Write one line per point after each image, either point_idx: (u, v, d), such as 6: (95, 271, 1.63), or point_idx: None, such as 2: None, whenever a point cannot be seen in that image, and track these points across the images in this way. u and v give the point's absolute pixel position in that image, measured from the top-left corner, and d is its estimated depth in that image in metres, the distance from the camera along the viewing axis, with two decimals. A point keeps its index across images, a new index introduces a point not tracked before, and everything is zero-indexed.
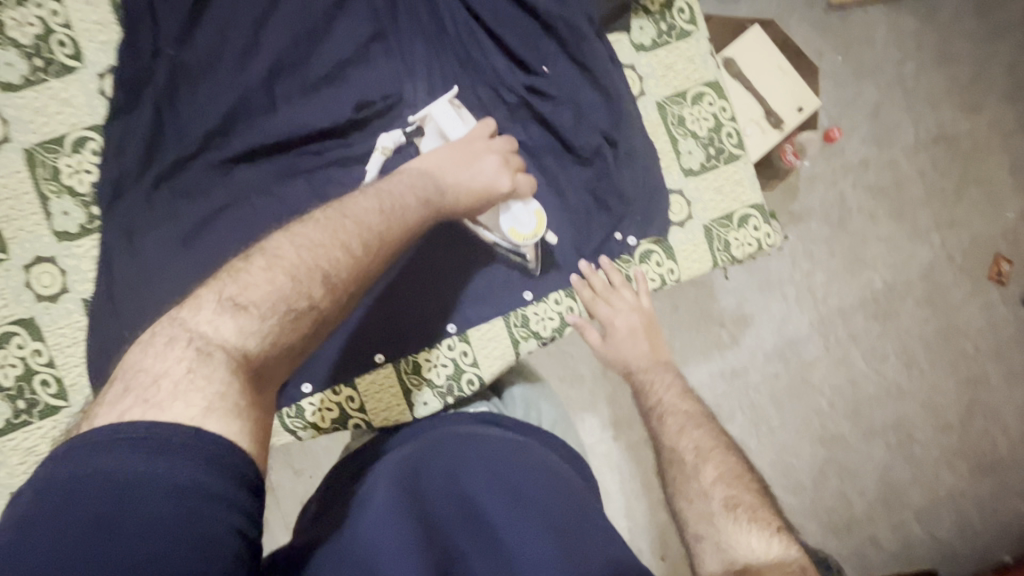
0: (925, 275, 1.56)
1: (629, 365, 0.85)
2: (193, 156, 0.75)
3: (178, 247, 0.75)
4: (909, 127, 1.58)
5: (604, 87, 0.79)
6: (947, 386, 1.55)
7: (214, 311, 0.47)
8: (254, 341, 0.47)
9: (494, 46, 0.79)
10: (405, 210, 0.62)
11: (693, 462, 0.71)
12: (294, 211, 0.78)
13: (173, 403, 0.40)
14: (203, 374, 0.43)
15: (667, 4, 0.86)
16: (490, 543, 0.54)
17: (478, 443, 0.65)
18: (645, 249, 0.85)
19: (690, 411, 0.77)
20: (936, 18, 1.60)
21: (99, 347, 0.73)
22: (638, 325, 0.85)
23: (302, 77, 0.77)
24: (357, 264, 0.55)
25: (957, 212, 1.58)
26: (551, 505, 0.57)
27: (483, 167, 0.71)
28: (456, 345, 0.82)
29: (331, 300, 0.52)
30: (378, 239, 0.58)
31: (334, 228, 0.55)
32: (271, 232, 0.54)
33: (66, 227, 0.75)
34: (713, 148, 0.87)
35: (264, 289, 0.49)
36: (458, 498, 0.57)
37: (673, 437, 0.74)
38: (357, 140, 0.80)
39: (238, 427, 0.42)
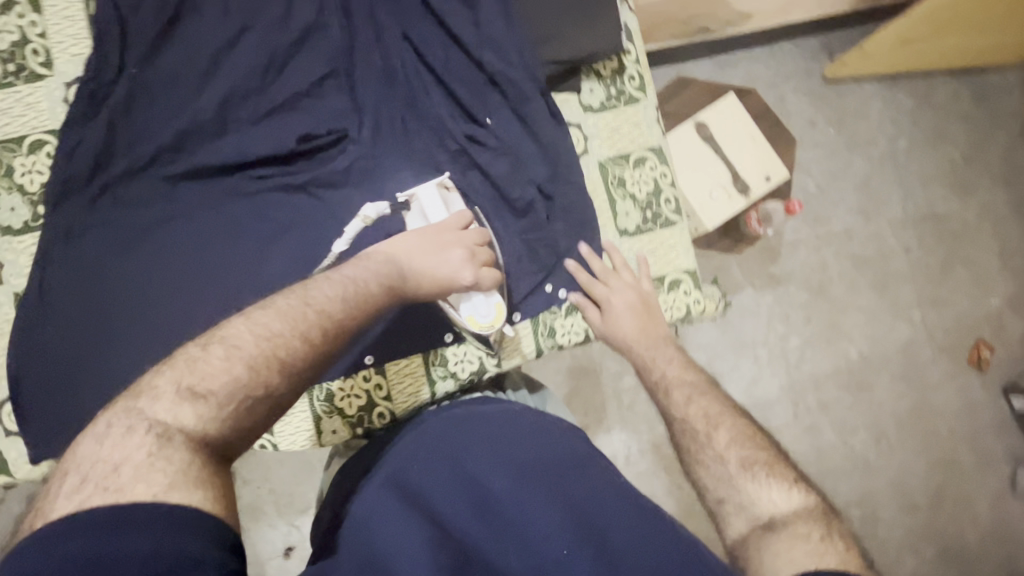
0: (902, 352, 1.54)
1: (630, 343, 0.82)
2: (143, 168, 0.79)
3: (114, 254, 0.78)
4: (897, 204, 1.59)
5: (543, 144, 0.83)
6: (919, 468, 1.50)
7: (173, 401, 0.48)
8: (213, 426, 0.49)
9: (442, 94, 0.83)
10: (365, 300, 0.63)
11: (705, 429, 0.69)
12: (234, 226, 0.82)
13: (134, 486, 0.42)
14: (163, 457, 0.45)
15: (619, 70, 0.90)
16: (504, 519, 0.56)
17: (479, 424, 0.64)
18: (573, 304, 0.87)
19: (695, 381, 0.75)
20: (931, 101, 1.63)
21: (24, 339, 0.76)
22: (638, 304, 0.83)
23: (257, 105, 0.81)
24: (314, 353, 0.57)
25: (940, 292, 1.57)
26: (557, 474, 0.60)
27: (451, 258, 0.72)
28: (372, 376, 0.82)
29: (290, 386, 0.54)
30: (338, 327, 0.60)
31: (294, 317, 0.57)
32: (229, 317, 0.55)
33: (11, 222, 0.78)
34: (651, 212, 0.89)
35: (222, 377, 0.51)
36: (466, 485, 0.59)
37: (682, 408, 0.72)
38: (301, 168, 0.83)
39: (201, 496, 0.44)
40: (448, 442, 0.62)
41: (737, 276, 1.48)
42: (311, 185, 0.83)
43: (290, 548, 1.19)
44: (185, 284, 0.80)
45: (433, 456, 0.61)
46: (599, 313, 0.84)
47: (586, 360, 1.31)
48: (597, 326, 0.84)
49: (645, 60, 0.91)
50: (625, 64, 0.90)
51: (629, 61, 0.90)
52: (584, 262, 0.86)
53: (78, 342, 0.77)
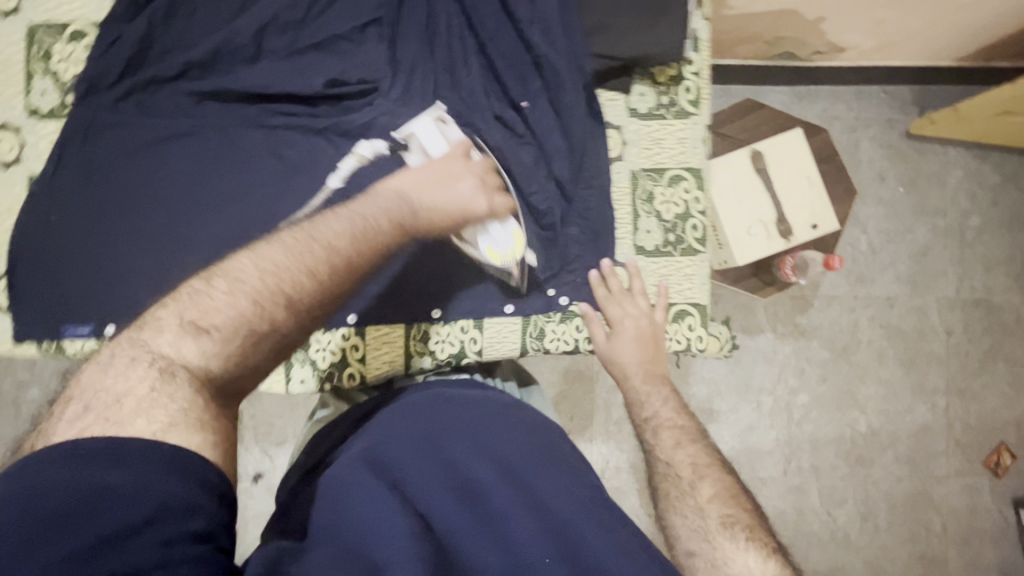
0: (914, 436, 1.45)
1: (627, 370, 0.78)
2: (169, 80, 0.78)
3: (128, 157, 0.78)
4: (950, 281, 1.47)
5: (575, 145, 0.79)
6: (900, 556, 1.41)
7: (176, 334, 0.46)
8: (217, 362, 0.46)
9: (482, 68, 0.79)
10: (374, 236, 0.59)
11: (689, 478, 0.66)
12: (248, 156, 0.80)
13: (135, 421, 0.41)
14: (166, 393, 0.43)
15: (675, 79, 0.83)
16: (483, 515, 0.53)
17: (466, 412, 0.62)
18: (570, 311, 0.83)
19: (686, 426, 0.72)
20: (1019, 181, 1.49)
21: (31, 224, 0.77)
22: (648, 335, 0.80)
23: (295, 38, 0.79)
24: (323, 290, 0.53)
25: (972, 384, 1.47)
26: (540, 479, 0.56)
27: (463, 188, 0.69)
28: (351, 336, 0.81)
29: (296, 324, 0.51)
30: (346, 264, 0.55)
31: (299, 252, 0.53)
32: (234, 254, 0.52)
33: (39, 106, 0.79)
34: (674, 235, 0.84)
35: (227, 312, 0.47)
36: (443, 469, 0.56)
37: (669, 451, 0.69)
38: (325, 113, 0.81)
39: (200, 440, 0.42)
40: (431, 425, 0.60)
41: (760, 319, 1.42)
42: (333, 131, 0.80)
43: (258, 475, 1.21)
44: (196, 204, 0.79)
45: (412, 433, 0.59)
46: (605, 333, 0.80)
47: (583, 365, 1.28)
48: (600, 346, 0.80)
49: (706, 75, 0.84)
50: (683, 74, 0.84)
51: (689, 72, 0.84)
52: (603, 277, 0.82)
53: (81, 239, 0.78)
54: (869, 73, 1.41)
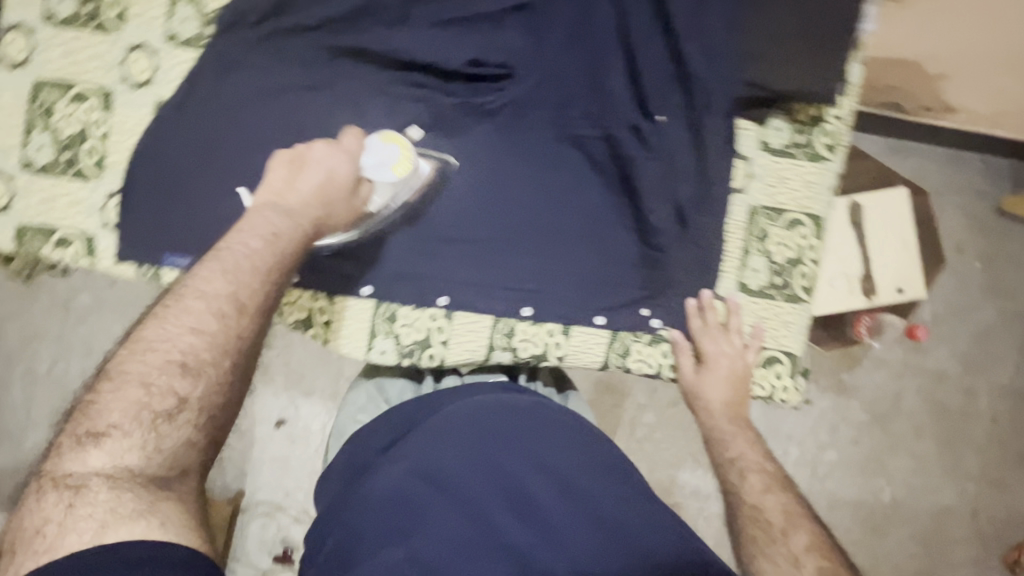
0: (934, 516, 1.40)
1: (712, 409, 0.80)
2: (310, 30, 0.77)
3: (255, 100, 0.78)
4: (1007, 368, 1.41)
5: (706, 174, 0.76)
6: None
7: (80, 449, 0.50)
8: (134, 456, 0.51)
9: (625, 72, 0.75)
10: (250, 255, 0.61)
11: (781, 525, 0.66)
12: (372, 119, 0.79)
13: (68, 539, 0.45)
14: (85, 503, 0.47)
15: (816, 120, 0.80)
16: (542, 521, 0.60)
17: (512, 422, 0.67)
18: (660, 335, 0.82)
19: (773, 473, 0.73)
20: None
21: (151, 150, 0.78)
22: (739, 375, 0.80)
23: (439, 8, 0.76)
24: (214, 340, 0.56)
25: (1005, 476, 1.41)
26: (588, 485, 0.63)
27: (324, 161, 0.69)
28: (438, 317, 0.81)
29: (200, 383, 0.55)
30: (234, 302, 0.58)
31: (181, 318, 0.57)
32: (118, 355, 0.55)
33: (178, 32, 0.78)
34: (781, 278, 0.81)
35: (121, 408, 0.52)
36: (497, 480, 0.62)
37: (757, 495, 0.70)
38: (455, 90, 0.79)
39: (142, 526, 0.46)
40: (480, 435, 0.65)
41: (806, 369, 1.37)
42: (458, 110, 0.79)
43: (280, 420, 1.23)
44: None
45: (461, 444, 0.64)
46: (694, 366, 0.80)
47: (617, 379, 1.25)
48: (686, 377, 0.81)
49: (849, 120, 0.81)
50: (825, 117, 0.80)
51: (831, 115, 0.80)
52: (699, 310, 0.81)
53: (192, 174, 0.78)
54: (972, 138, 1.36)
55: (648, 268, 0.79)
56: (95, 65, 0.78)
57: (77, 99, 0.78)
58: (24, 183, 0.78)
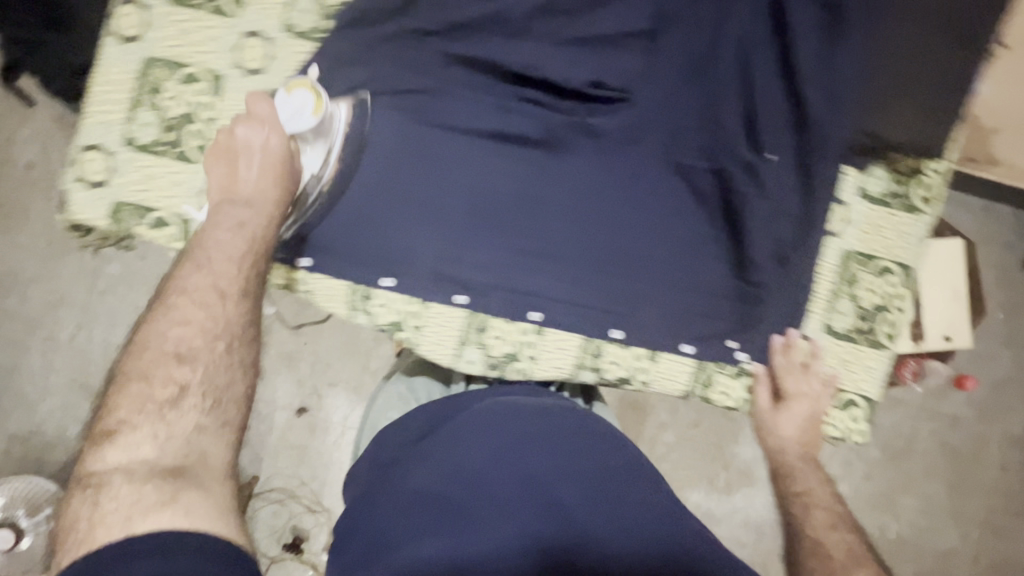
0: (937, 560, 1.42)
1: (785, 445, 0.81)
2: (431, 35, 0.77)
3: (369, 100, 0.78)
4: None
5: (810, 216, 0.77)
6: None
7: (101, 448, 0.53)
8: (149, 447, 0.53)
9: (742, 109, 0.76)
10: (223, 247, 0.65)
11: (844, 562, 0.66)
12: (484, 128, 0.78)
13: (98, 532, 0.47)
14: (111, 496, 0.49)
15: (914, 173, 0.82)
16: (569, 519, 0.60)
17: (539, 424, 0.69)
18: (743, 368, 0.83)
19: (841, 514, 0.74)
20: None
21: None
22: (815, 417, 0.81)
23: (560, 28, 0.77)
24: (205, 326, 0.60)
25: (1011, 528, 1.43)
26: (614, 487, 0.63)
27: (255, 141, 0.69)
28: (529, 332, 0.81)
29: (194, 367, 0.59)
30: (217, 289, 0.63)
31: (173, 316, 0.60)
32: (120, 362, 0.60)
33: (296, 23, 0.78)
34: (866, 323, 0.83)
35: (130, 405, 0.55)
36: (525, 479, 0.63)
37: (821, 530, 0.71)
38: (570, 108, 0.78)
39: (167, 513, 0.48)
40: (508, 435, 0.66)
41: None
42: (570, 129, 0.78)
43: (303, 409, 1.22)
44: (414, 166, 0.78)
45: (490, 443, 0.65)
46: (772, 400, 0.81)
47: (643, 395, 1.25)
48: (763, 411, 0.82)
49: (946, 176, 0.82)
50: (924, 169, 0.82)
51: (929, 168, 0.82)
52: (777, 348, 0.81)
53: None
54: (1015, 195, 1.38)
55: (743, 302, 0.80)
56: (208, 47, 0.77)
57: (187, 80, 0.77)
58: (125, 159, 0.77)
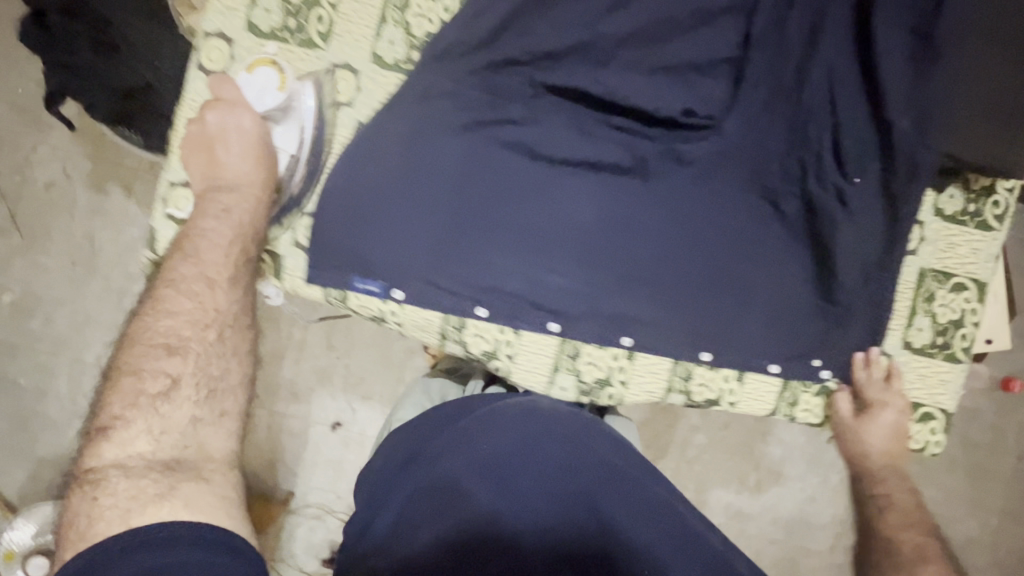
0: None
1: (869, 454, 0.85)
2: (521, 64, 0.77)
3: (458, 130, 0.77)
4: None
5: (893, 237, 0.79)
6: None
7: (100, 441, 0.58)
8: (144, 440, 0.58)
9: (830, 134, 0.78)
10: (208, 237, 0.69)
11: (913, 563, 0.75)
12: (572, 158, 0.79)
13: (98, 526, 0.52)
14: (113, 489, 0.55)
15: (988, 191, 0.84)
16: (558, 511, 0.62)
17: (540, 420, 0.69)
18: (825, 385, 0.86)
19: (919, 518, 0.81)
20: None
21: (352, 173, 0.77)
22: (902, 430, 0.84)
23: (646, 56, 0.78)
24: (195, 313, 0.65)
25: None
26: (605, 482, 0.65)
27: (227, 125, 0.72)
28: (620, 358, 0.84)
29: (190, 356, 0.63)
30: (205, 279, 0.67)
31: (164, 309, 0.65)
32: (119, 351, 0.64)
33: (384, 55, 0.79)
34: (942, 338, 0.85)
35: (122, 401, 0.60)
36: (523, 469, 0.64)
37: (895, 532, 0.80)
38: (657, 135, 0.79)
39: (165, 508, 0.53)
40: (509, 429, 0.67)
41: None
42: (657, 155, 0.79)
43: (337, 422, 1.15)
44: (437, 173, 0.78)
45: (491, 436, 0.67)
46: (854, 412, 0.84)
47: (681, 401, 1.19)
48: (845, 421, 0.85)
49: (1017, 194, 0.85)
50: (996, 188, 0.84)
51: (1002, 186, 0.84)
52: (859, 362, 0.83)
53: (386, 203, 0.78)
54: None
55: (830, 320, 0.81)
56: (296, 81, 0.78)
57: None
58: None
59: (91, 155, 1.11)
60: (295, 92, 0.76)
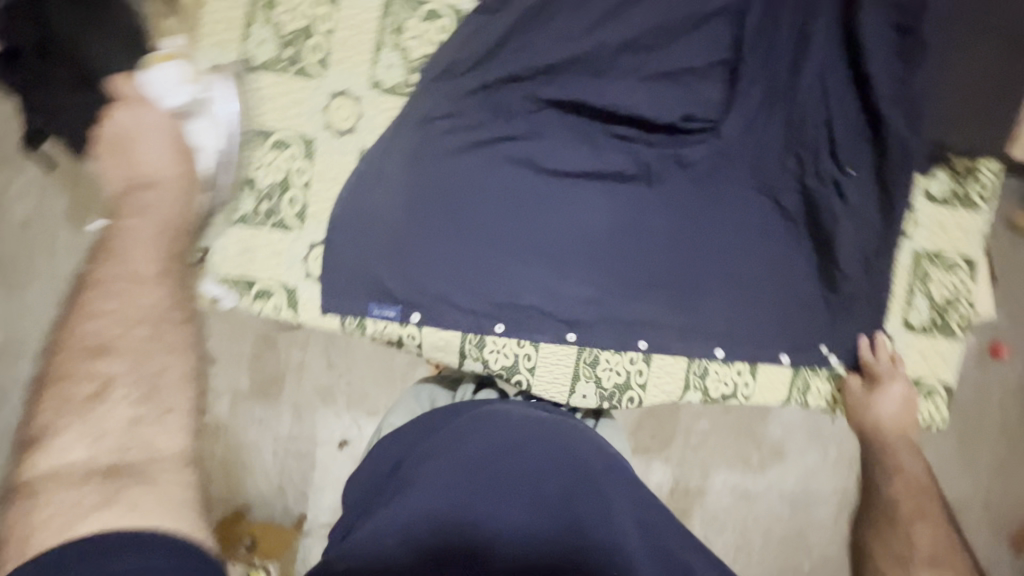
0: None
1: (882, 428, 0.86)
2: (521, 79, 0.78)
3: (461, 150, 0.77)
4: None
5: (892, 225, 0.81)
6: None
7: (37, 454, 0.51)
8: (81, 447, 0.52)
9: (824, 129, 0.80)
10: (133, 231, 0.65)
11: (907, 522, 0.78)
12: (576, 170, 0.79)
13: (39, 535, 0.47)
14: (50, 500, 0.49)
15: (972, 172, 0.88)
16: (535, 520, 0.60)
17: (531, 427, 0.68)
18: (833, 371, 0.90)
19: (925, 483, 0.82)
20: None
21: (360, 201, 0.77)
22: (908, 402, 0.86)
23: (642, 63, 0.79)
24: (123, 309, 0.59)
25: None
26: (587, 493, 0.63)
27: (137, 117, 0.71)
28: (636, 361, 0.87)
29: (121, 356, 0.56)
30: (132, 275, 0.62)
31: (90, 313, 0.58)
32: (54, 368, 0.56)
33: (383, 79, 0.81)
34: (939, 316, 0.89)
35: (54, 407, 0.53)
36: (507, 472, 0.63)
37: (895, 495, 0.82)
38: (659, 140, 0.79)
39: (115, 510, 0.49)
40: (499, 433, 0.66)
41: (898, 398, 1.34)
42: (660, 160, 0.80)
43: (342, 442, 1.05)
44: (429, 186, 0.78)
45: (479, 439, 0.65)
46: (864, 388, 0.86)
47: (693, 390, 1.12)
48: (857, 398, 0.87)
49: (1000, 173, 0.89)
50: (980, 169, 0.88)
51: (986, 167, 0.88)
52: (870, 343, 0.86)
53: (393, 226, 0.78)
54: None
55: (836, 309, 0.84)
56: (297, 112, 0.81)
57: (276, 147, 0.81)
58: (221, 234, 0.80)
59: (62, 186, 0.96)
60: (209, 84, 0.76)
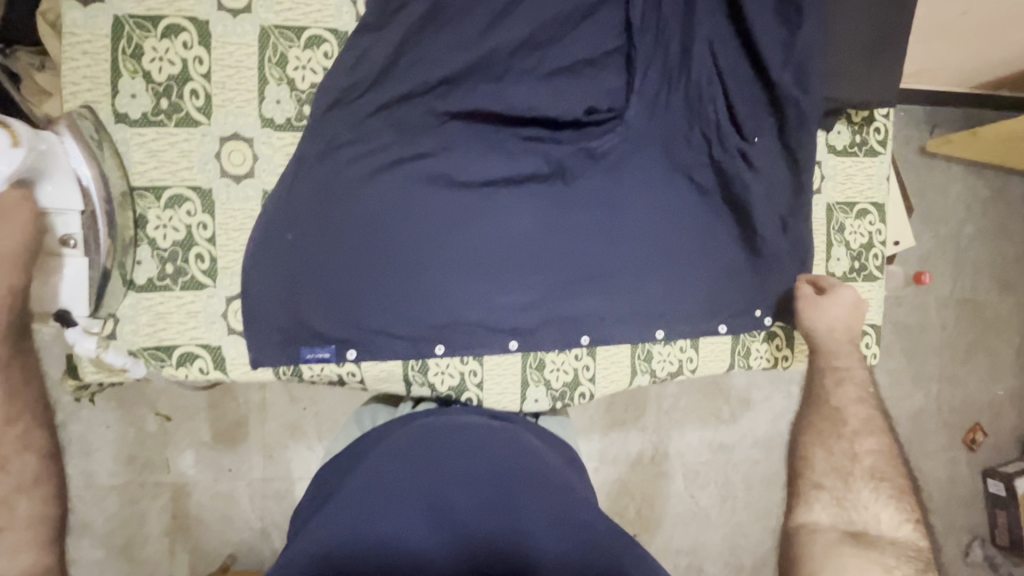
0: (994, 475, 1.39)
1: (836, 332, 0.86)
2: (421, 95, 0.76)
3: (370, 176, 0.75)
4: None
5: (797, 187, 0.85)
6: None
7: None
8: None
9: (724, 103, 0.82)
10: None
11: (855, 428, 0.82)
12: (489, 179, 0.78)
13: None
14: None
15: (868, 120, 0.92)
16: (457, 530, 0.60)
17: (459, 437, 0.68)
18: (771, 331, 0.93)
19: (865, 384, 0.86)
20: None
21: (274, 244, 0.75)
22: (859, 310, 0.86)
23: (539, 62, 0.78)
24: None
25: None
26: (507, 492, 0.64)
27: None
28: (582, 356, 0.88)
29: None
30: None
31: None
32: None
33: (274, 115, 0.79)
34: (858, 262, 0.93)
35: None
36: (428, 485, 0.63)
37: (845, 402, 0.84)
38: (568, 137, 0.79)
39: None
40: (422, 449, 0.65)
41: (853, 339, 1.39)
42: (572, 156, 0.80)
43: None
44: (337, 212, 0.75)
45: (401, 460, 0.64)
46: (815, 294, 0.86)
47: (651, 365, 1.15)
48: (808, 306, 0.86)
49: (892, 118, 0.94)
50: (874, 116, 0.93)
51: (879, 114, 0.93)
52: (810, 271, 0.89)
53: (312, 263, 0.75)
54: (954, 95, 1.25)
55: (759, 273, 0.87)
56: (186, 164, 0.77)
57: (171, 204, 0.76)
58: (125, 306, 0.75)
59: None
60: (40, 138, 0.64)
